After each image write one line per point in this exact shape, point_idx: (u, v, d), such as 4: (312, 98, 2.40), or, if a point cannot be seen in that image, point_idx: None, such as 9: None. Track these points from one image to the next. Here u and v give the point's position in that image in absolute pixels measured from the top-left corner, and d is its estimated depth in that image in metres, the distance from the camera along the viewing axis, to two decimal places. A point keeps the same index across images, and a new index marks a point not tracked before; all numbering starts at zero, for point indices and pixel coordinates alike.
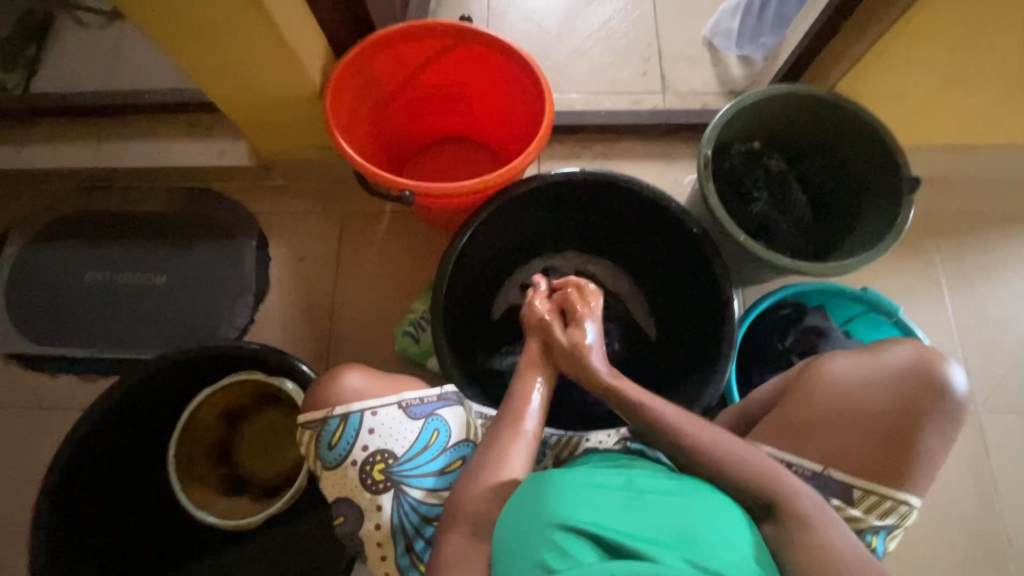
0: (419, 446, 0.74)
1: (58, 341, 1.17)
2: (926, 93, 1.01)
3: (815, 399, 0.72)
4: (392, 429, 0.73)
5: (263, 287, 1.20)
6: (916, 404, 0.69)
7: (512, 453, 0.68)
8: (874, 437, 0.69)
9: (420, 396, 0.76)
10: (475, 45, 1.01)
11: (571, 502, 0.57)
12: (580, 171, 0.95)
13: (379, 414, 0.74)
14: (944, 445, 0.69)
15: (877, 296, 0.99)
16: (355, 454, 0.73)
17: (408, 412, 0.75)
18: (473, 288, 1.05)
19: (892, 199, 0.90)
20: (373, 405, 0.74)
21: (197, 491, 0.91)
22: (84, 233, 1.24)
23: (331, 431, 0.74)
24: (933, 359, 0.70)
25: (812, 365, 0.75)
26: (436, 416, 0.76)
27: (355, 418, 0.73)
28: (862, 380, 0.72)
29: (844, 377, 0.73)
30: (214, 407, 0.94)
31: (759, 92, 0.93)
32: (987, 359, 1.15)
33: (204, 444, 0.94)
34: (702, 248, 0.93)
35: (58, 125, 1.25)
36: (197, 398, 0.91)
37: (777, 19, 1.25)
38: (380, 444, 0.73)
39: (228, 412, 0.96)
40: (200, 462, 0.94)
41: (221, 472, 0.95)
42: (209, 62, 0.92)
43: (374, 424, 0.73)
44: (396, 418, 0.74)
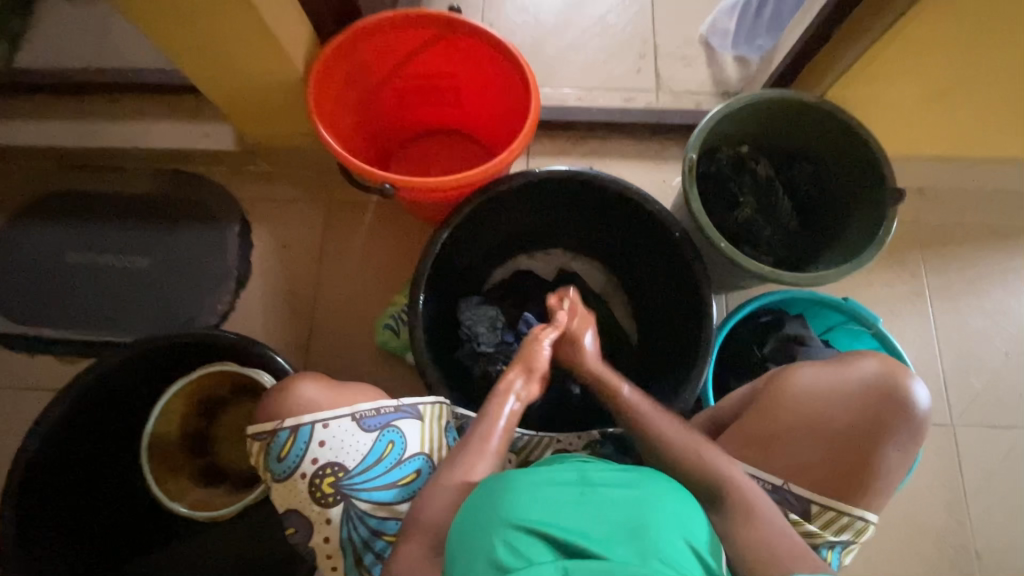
0: (371, 459, 0.73)
1: (38, 321, 1.17)
2: (917, 104, 1.00)
3: (779, 407, 0.72)
4: (344, 441, 0.73)
5: (246, 274, 1.20)
6: (880, 419, 0.68)
7: (474, 457, 0.71)
8: (832, 450, 0.69)
9: (375, 407, 0.75)
10: (463, 37, 0.99)
11: (522, 501, 0.58)
12: (565, 170, 0.94)
13: (330, 426, 0.73)
14: (904, 461, 0.68)
15: (859, 306, 0.99)
16: (304, 467, 0.72)
17: (361, 425, 0.74)
18: (455, 283, 1.05)
19: (875, 210, 0.89)
20: (325, 417, 0.74)
21: (171, 482, 0.91)
22: (66, 212, 1.22)
23: (279, 443, 0.73)
24: (896, 371, 0.70)
25: (781, 377, 0.74)
26: (392, 428, 0.75)
27: (304, 430, 0.73)
28: (827, 394, 0.71)
29: (811, 390, 0.72)
30: (187, 399, 0.92)
31: (748, 97, 0.92)
32: (966, 372, 1.15)
33: (179, 435, 0.93)
34: (684, 254, 0.93)
35: (43, 101, 1.23)
36: (170, 390, 0.89)
37: (773, 20, 1.21)
38: (330, 457, 0.72)
39: (203, 403, 0.94)
40: (175, 452, 0.93)
41: (199, 464, 0.94)
42: (191, 47, 0.91)
43: (325, 436, 0.73)
44: (348, 430, 0.73)
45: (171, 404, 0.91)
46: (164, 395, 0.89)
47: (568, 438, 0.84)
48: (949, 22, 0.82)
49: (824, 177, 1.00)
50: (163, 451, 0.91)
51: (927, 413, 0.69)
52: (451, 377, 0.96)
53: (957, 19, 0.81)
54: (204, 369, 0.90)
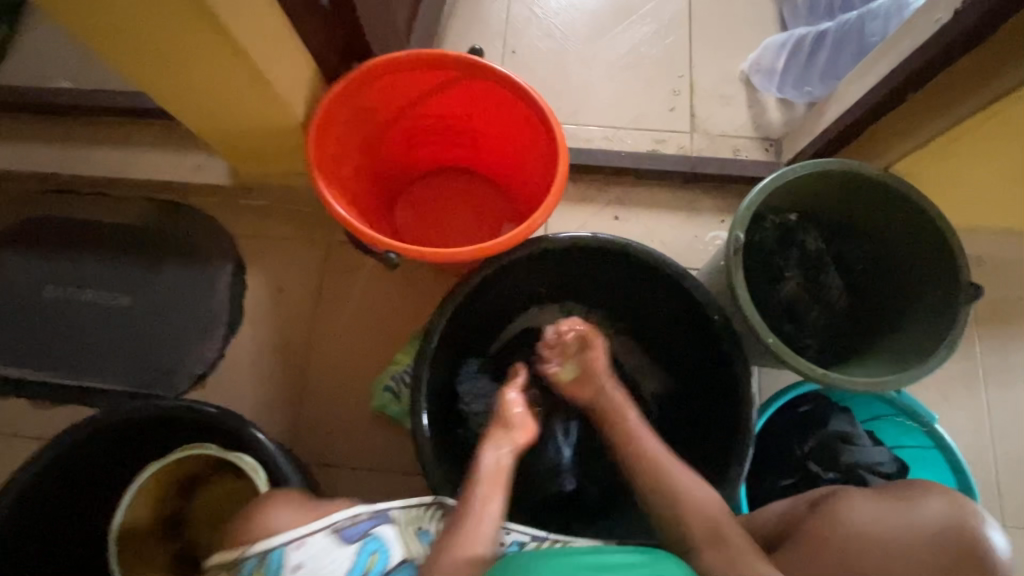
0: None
1: (12, 361, 1.08)
2: (992, 176, 0.88)
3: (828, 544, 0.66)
4: (318, 562, 0.63)
5: (238, 319, 1.10)
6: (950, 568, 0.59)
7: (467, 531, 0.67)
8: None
9: (352, 516, 0.67)
10: (484, 81, 0.88)
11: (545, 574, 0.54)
12: (592, 240, 0.84)
13: (304, 546, 0.64)
14: None
15: (911, 400, 0.89)
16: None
17: (339, 538, 0.65)
18: (462, 350, 0.96)
19: (944, 305, 0.79)
20: (296, 535, 0.64)
21: None
22: (46, 242, 1.13)
23: (248, 571, 0.64)
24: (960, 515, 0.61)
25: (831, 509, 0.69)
26: (373, 538, 0.67)
27: (275, 555, 0.63)
28: (884, 531, 0.64)
29: (866, 524, 0.65)
30: (160, 485, 0.83)
31: (803, 168, 0.81)
32: (1022, 467, 1.04)
33: (151, 525, 0.85)
34: (722, 340, 0.82)
35: (28, 121, 1.14)
36: (144, 474, 0.81)
37: (828, 67, 1.13)
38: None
39: (177, 488, 0.87)
40: (147, 541, 0.85)
41: (172, 548, 0.88)
42: (178, 86, 0.81)
43: (300, 560, 0.63)
44: (324, 547, 0.64)
45: (144, 488, 0.82)
46: (136, 484, 0.80)
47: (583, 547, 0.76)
48: None
49: (882, 255, 0.89)
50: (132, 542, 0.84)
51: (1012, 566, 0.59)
52: (453, 464, 0.86)
53: None
54: (184, 450, 0.81)
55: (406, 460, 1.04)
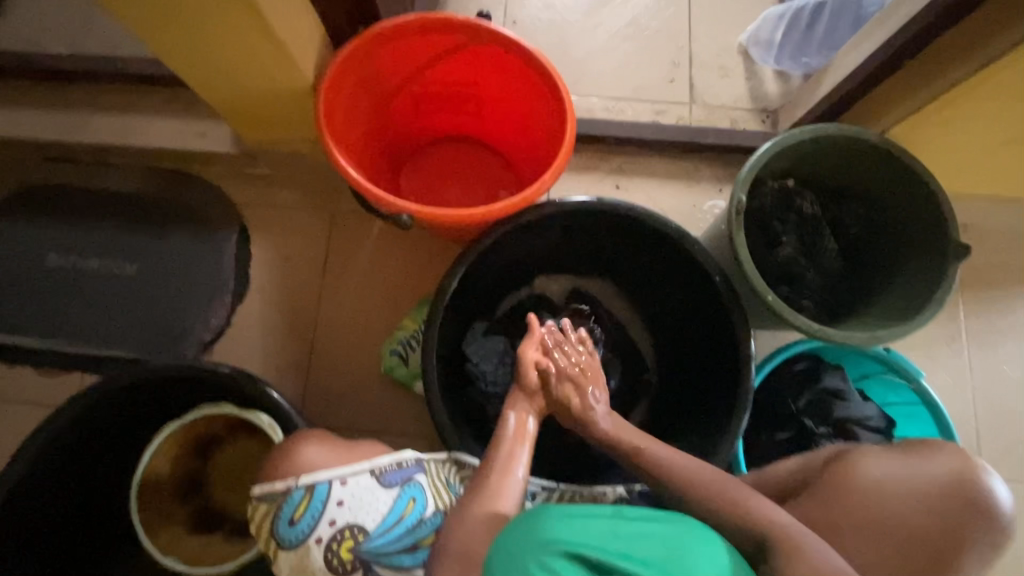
0: (392, 518, 0.71)
1: (18, 329, 1.08)
2: (980, 144, 0.92)
3: (841, 494, 0.69)
4: (363, 499, 0.71)
5: (244, 287, 1.11)
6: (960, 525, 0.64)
7: (501, 486, 0.69)
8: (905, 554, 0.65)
9: (395, 461, 0.74)
10: (491, 46, 0.89)
11: (556, 526, 0.54)
12: (598, 202, 0.86)
13: (349, 483, 0.71)
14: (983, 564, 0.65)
15: (899, 357, 0.93)
16: (320, 530, 0.69)
17: (381, 480, 0.72)
18: (470, 314, 0.98)
19: (934, 265, 0.83)
20: (342, 474, 0.72)
21: (164, 532, 0.88)
22: (47, 210, 1.13)
23: (293, 504, 0.71)
24: (971, 467, 0.66)
25: (844, 464, 0.71)
26: (412, 483, 0.74)
27: (322, 488, 0.71)
28: (900, 487, 0.67)
29: (882, 482, 0.68)
30: (177, 442, 0.88)
31: (803, 132, 0.84)
32: (1000, 424, 1.10)
33: (169, 484, 0.89)
34: (723, 299, 0.86)
35: (25, 88, 1.13)
36: (161, 434, 0.85)
37: (826, 38, 1.12)
38: (350, 518, 0.70)
39: (195, 446, 0.90)
40: (167, 500, 0.89)
41: (188, 510, 0.90)
42: (187, 46, 0.81)
43: (344, 495, 0.71)
44: (367, 487, 0.72)
45: (159, 450, 0.86)
46: (154, 442, 0.85)
47: (590, 492, 0.82)
48: None
49: (875, 219, 0.93)
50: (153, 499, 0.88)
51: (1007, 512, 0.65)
52: (462, 421, 0.89)
53: None
54: (197, 410, 0.85)
55: (414, 423, 1.07)
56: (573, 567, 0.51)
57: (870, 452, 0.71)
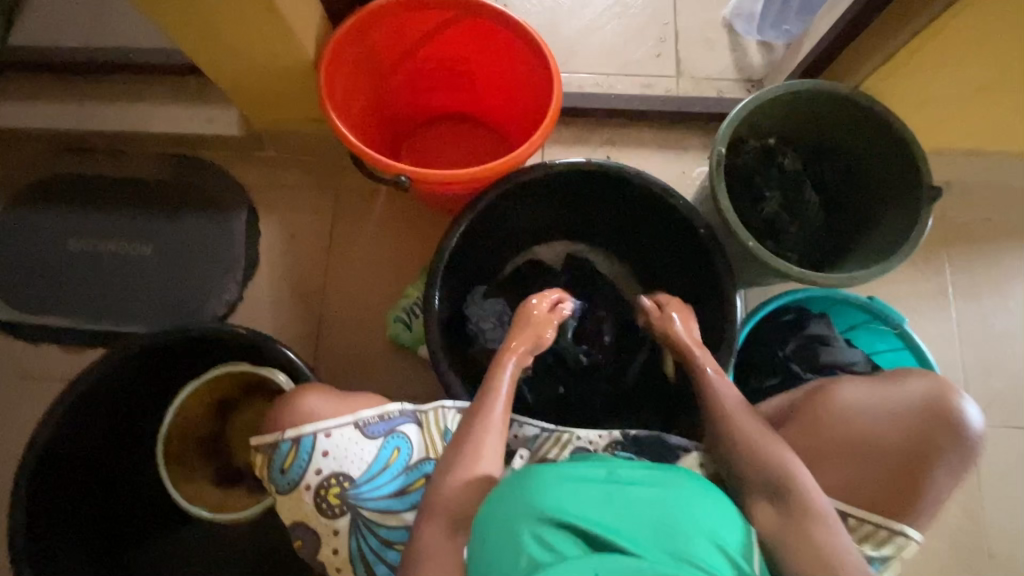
0: (376, 467, 0.77)
1: (42, 309, 1.14)
2: (953, 96, 0.96)
3: (823, 424, 0.73)
4: (347, 449, 0.76)
5: (253, 263, 1.16)
6: (929, 444, 0.69)
7: (484, 450, 0.70)
8: (880, 467, 0.70)
9: (377, 414, 0.79)
10: (481, 20, 0.94)
11: (550, 495, 0.58)
12: (586, 163, 0.91)
13: (333, 436, 0.77)
14: (955, 483, 0.69)
15: (883, 305, 0.97)
16: (309, 478, 0.76)
17: (364, 432, 0.77)
18: (468, 277, 1.03)
19: (908, 209, 0.87)
20: (326, 427, 0.77)
21: (188, 486, 0.93)
22: (66, 197, 1.19)
23: (282, 455, 0.77)
24: (944, 389, 0.71)
25: (824, 394, 0.75)
26: (396, 434, 0.79)
27: (307, 441, 0.76)
28: (873, 414, 0.72)
29: (854, 410, 0.73)
30: (203, 400, 0.94)
31: (779, 88, 0.88)
32: (988, 373, 1.13)
33: (194, 440, 0.96)
34: (707, 249, 0.90)
35: (43, 82, 1.19)
36: (177, 399, 0.91)
37: (803, 6, 1.16)
38: (335, 467, 0.76)
39: (218, 405, 0.96)
40: (192, 457, 0.96)
41: (214, 466, 0.97)
42: (195, 28, 0.87)
43: (328, 446, 0.76)
44: (351, 438, 0.77)
45: (185, 406, 0.93)
46: (178, 397, 0.92)
47: (586, 436, 0.83)
48: (995, 10, 0.78)
49: (854, 172, 0.97)
50: (179, 454, 0.94)
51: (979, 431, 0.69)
52: (462, 374, 0.94)
53: (1003, 7, 0.77)
54: (215, 370, 0.91)
55: (419, 388, 1.12)
56: (566, 537, 0.54)
57: (845, 383, 0.75)
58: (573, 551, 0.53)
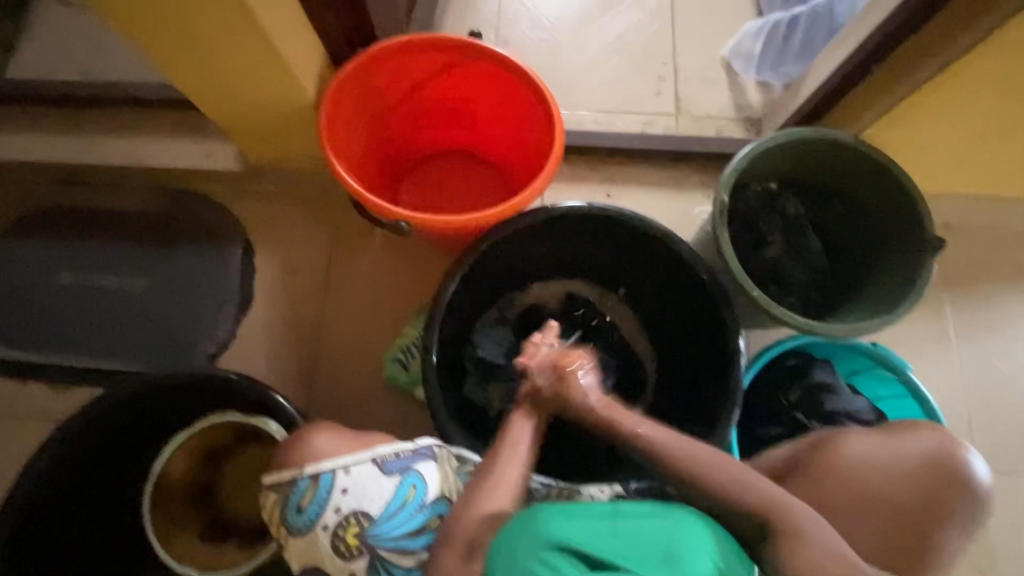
0: (395, 504, 0.74)
1: (29, 345, 1.11)
2: (953, 143, 0.97)
3: (831, 478, 0.70)
4: (366, 487, 0.74)
5: (248, 299, 1.14)
6: (943, 500, 0.67)
7: (498, 486, 0.68)
8: (889, 526, 0.67)
9: (395, 450, 0.76)
10: (483, 63, 0.94)
11: (555, 520, 0.57)
12: (588, 207, 0.90)
13: (352, 472, 0.74)
14: (966, 543, 0.67)
15: (886, 352, 0.95)
16: (327, 517, 0.73)
17: (383, 469, 0.75)
18: (468, 319, 1.01)
19: (913, 257, 0.86)
20: (345, 464, 0.75)
21: (178, 543, 0.91)
22: (59, 231, 1.17)
23: (299, 493, 0.74)
24: (953, 444, 0.69)
25: (831, 448, 0.72)
26: (413, 471, 0.76)
27: (326, 478, 0.74)
28: (885, 466, 0.69)
29: (865, 462, 0.70)
30: (190, 452, 0.92)
31: (781, 136, 0.88)
32: (993, 417, 1.12)
33: (182, 493, 0.93)
34: (711, 296, 0.89)
35: (38, 114, 1.17)
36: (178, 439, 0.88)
37: (802, 48, 1.21)
38: (354, 505, 0.73)
39: (206, 456, 0.94)
40: (182, 510, 0.93)
41: (205, 517, 0.94)
42: (195, 67, 0.86)
43: (347, 483, 0.74)
44: (369, 475, 0.74)
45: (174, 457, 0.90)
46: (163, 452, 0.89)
47: (588, 490, 0.81)
48: (995, 64, 0.79)
49: (856, 217, 0.97)
50: (168, 508, 0.92)
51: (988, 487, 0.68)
52: (460, 421, 0.91)
53: (1003, 61, 0.78)
54: (205, 420, 0.89)
55: (416, 429, 1.09)
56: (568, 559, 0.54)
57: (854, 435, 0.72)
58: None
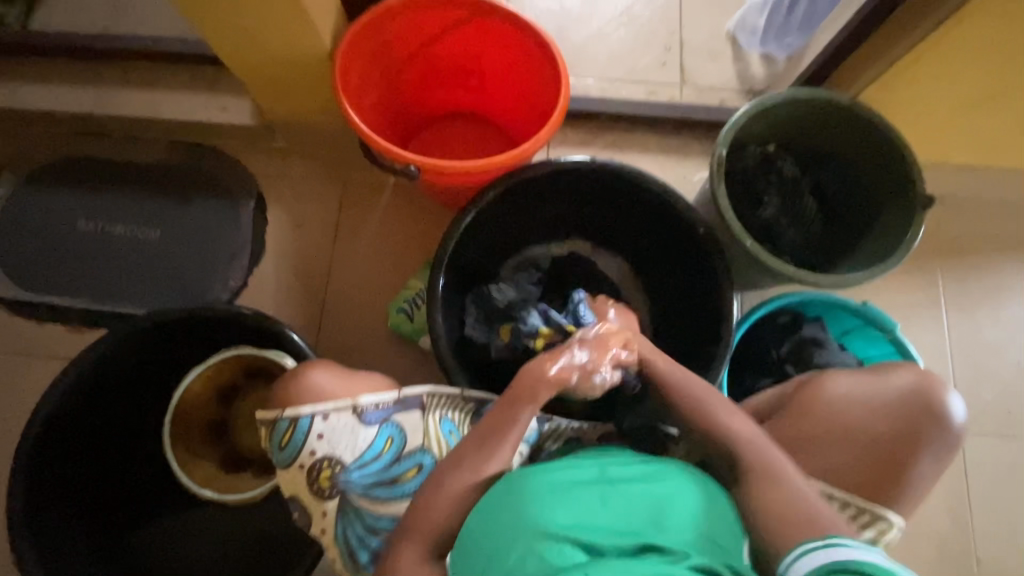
0: (370, 454, 0.77)
1: (50, 288, 1.15)
2: (949, 109, 0.99)
3: (810, 411, 0.74)
4: (343, 434, 0.77)
5: (259, 250, 1.18)
6: (915, 430, 0.70)
7: (495, 451, 0.68)
8: (864, 455, 0.71)
9: (376, 402, 0.79)
10: (491, 19, 0.97)
11: (549, 505, 0.57)
12: (590, 160, 0.93)
13: (330, 419, 0.77)
14: (938, 471, 0.71)
15: (877, 311, 0.98)
16: (303, 458, 0.77)
17: (361, 418, 0.78)
18: (472, 271, 1.05)
19: (902, 213, 0.89)
20: (324, 410, 0.78)
21: (196, 469, 0.96)
22: (78, 180, 1.21)
23: (280, 433, 0.78)
24: (928, 381, 0.72)
25: (815, 382, 0.75)
26: (391, 424, 0.79)
27: (304, 422, 0.77)
28: (862, 403, 0.73)
29: (844, 396, 0.73)
30: (208, 385, 0.97)
31: (780, 94, 0.91)
32: (978, 383, 1.15)
33: (200, 422, 0.98)
34: (706, 249, 0.92)
35: (61, 68, 1.21)
36: (198, 369, 0.94)
37: (805, 19, 1.18)
38: (328, 450, 0.77)
39: (222, 391, 0.98)
40: (199, 440, 0.98)
41: (220, 449, 0.99)
42: (216, 14, 0.89)
43: (324, 429, 0.77)
44: (347, 423, 0.78)
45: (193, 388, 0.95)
46: (182, 383, 0.94)
47: (582, 426, 0.86)
48: (989, 25, 0.81)
49: (850, 179, 1.00)
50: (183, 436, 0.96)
51: (960, 421, 0.71)
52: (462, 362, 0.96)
53: (997, 22, 0.81)
54: (220, 355, 0.94)
55: (418, 378, 1.13)
56: (566, 544, 0.54)
57: (838, 374, 0.76)
58: (569, 558, 0.53)
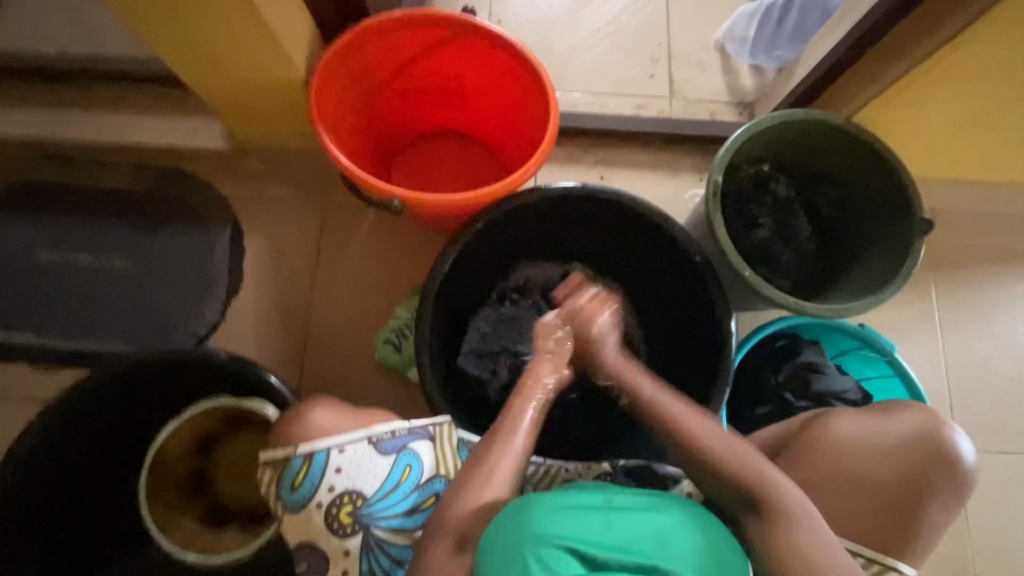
0: (390, 484, 0.72)
1: (13, 326, 1.09)
2: (944, 127, 0.97)
3: (821, 456, 0.72)
4: (361, 466, 0.72)
5: (236, 279, 1.13)
6: (926, 477, 0.69)
7: (498, 467, 0.66)
8: (874, 504, 0.69)
9: (391, 430, 0.74)
10: (476, 40, 0.93)
11: (561, 515, 0.55)
12: (581, 187, 0.89)
13: (347, 452, 0.72)
14: (948, 517, 0.69)
15: (875, 334, 0.97)
16: (320, 495, 0.71)
17: (378, 448, 0.73)
18: (461, 301, 1.00)
19: (901, 239, 0.87)
20: (339, 442, 0.72)
21: (177, 530, 0.91)
22: (40, 208, 1.14)
23: (293, 472, 0.72)
24: (940, 424, 0.70)
25: (823, 424, 0.74)
26: (408, 450, 0.74)
27: (319, 457, 0.71)
28: (874, 447, 0.71)
29: (855, 440, 0.71)
30: (183, 440, 0.92)
31: (776, 116, 0.88)
32: (972, 398, 1.14)
33: (178, 477, 0.93)
34: (702, 276, 0.89)
35: (18, 90, 1.14)
36: (168, 429, 0.89)
37: (795, 31, 1.17)
38: (348, 484, 0.71)
39: (199, 442, 0.94)
40: (177, 498, 0.93)
41: (200, 504, 0.94)
42: (180, 38, 0.83)
43: (342, 463, 0.72)
44: (365, 454, 0.72)
45: (171, 440, 0.91)
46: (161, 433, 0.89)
47: (575, 467, 0.81)
48: (987, 48, 0.80)
49: (847, 201, 0.97)
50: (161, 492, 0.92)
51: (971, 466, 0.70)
52: (452, 398, 0.92)
53: (997, 44, 0.79)
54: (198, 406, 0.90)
55: (408, 411, 1.09)
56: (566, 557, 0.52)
57: (846, 413, 0.74)
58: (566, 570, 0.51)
